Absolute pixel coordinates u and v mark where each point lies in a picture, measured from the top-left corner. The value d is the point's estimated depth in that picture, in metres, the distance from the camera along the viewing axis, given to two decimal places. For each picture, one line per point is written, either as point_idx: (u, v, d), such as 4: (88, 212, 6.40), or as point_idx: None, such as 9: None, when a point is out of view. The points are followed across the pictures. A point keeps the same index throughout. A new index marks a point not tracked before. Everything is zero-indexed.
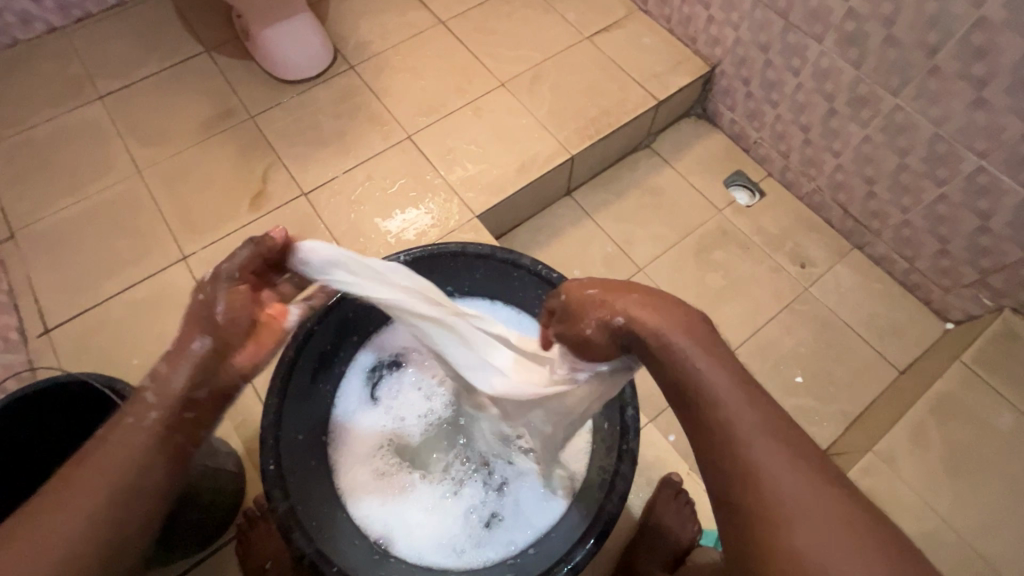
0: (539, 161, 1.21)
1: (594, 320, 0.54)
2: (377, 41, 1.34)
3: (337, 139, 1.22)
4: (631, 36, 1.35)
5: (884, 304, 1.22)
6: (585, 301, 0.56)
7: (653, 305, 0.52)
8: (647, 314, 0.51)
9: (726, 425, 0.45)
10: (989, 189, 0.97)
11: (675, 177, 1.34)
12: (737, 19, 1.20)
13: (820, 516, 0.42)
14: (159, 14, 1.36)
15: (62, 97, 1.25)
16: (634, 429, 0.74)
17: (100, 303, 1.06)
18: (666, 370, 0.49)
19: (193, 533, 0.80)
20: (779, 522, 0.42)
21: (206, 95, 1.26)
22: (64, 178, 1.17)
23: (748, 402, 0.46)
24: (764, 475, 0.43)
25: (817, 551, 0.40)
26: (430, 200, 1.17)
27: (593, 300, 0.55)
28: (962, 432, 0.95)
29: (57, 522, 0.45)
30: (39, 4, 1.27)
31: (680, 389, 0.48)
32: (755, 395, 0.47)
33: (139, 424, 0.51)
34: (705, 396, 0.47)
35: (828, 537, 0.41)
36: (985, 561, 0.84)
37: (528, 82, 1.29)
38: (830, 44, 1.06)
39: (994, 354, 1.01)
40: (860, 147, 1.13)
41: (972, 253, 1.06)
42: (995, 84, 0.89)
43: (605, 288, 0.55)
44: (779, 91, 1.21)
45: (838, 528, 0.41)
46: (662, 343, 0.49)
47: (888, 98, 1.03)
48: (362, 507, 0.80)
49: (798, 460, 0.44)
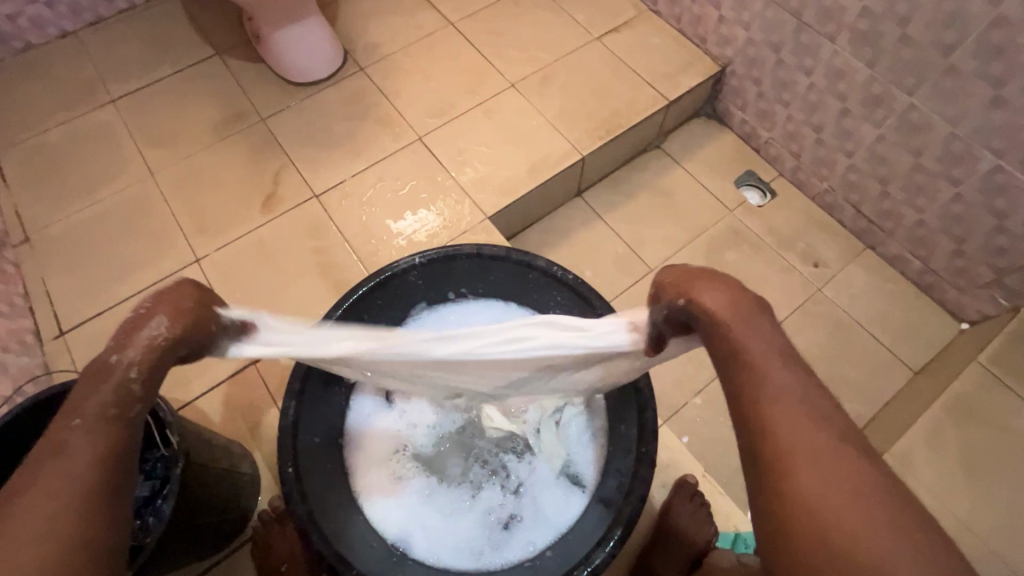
0: (550, 162, 1.21)
1: (664, 305, 0.53)
2: (387, 42, 1.34)
3: (348, 141, 1.23)
4: (641, 36, 1.35)
5: (898, 304, 1.21)
6: (662, 286, 0.53)
7: (718, 287, 0.49)
8: (712, 298, 0.48)
9: (777, 408, 0.43)
10: (1007, 189, 0.97)
11: (685, 177, 1.34)
12: (748, 19, 1.20)
13: (852, 495, 0.40)
14: (170, 17, 1.37)
15: (74, 101, 1.26)
16: (653, 430, 0.74)
17: (113, 306, 1.06)
18: (718, 349, 0.47)
19: (211, 536, 0.80)
20: (827, 511, 0.40)
21: (217, 98, 1.27)
22: (77, 181, 1.17)
23: (788, 377, 0.45)
24: (811, 459, 0.41)
25: (866, 544, 0.38)
26: (441, 202, 1.17)
27: (670, 286, 0.52)
28: (980, 433, 0.94)
29: (22, 521, 0.41)
30: (52, 8, 1.28)
31: (727, 367, 0.47)
32: (807, 381, 0.45)
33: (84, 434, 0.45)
34: (755, 377, 0.45)
35: (880, 532, 0.38)
36: (1005, 563, 0.83)
37: (538, 84, 1.29)
38: (843, 43, 1.06)
39: (1011, 355, 1.00)
40: (874, 147, 1.12)
41: (988, 253, 1.06)
42: (1012, 83, 0.88)
43: (681, 275, 0.52)
44: (791, 91, 1.21)
45: (891, 523, 0.39)
46: (716, 322, 0.47)
47: (903, 98, 1.03)
48: (379, 511, 0.80)
49: (843, 447, 0.42)
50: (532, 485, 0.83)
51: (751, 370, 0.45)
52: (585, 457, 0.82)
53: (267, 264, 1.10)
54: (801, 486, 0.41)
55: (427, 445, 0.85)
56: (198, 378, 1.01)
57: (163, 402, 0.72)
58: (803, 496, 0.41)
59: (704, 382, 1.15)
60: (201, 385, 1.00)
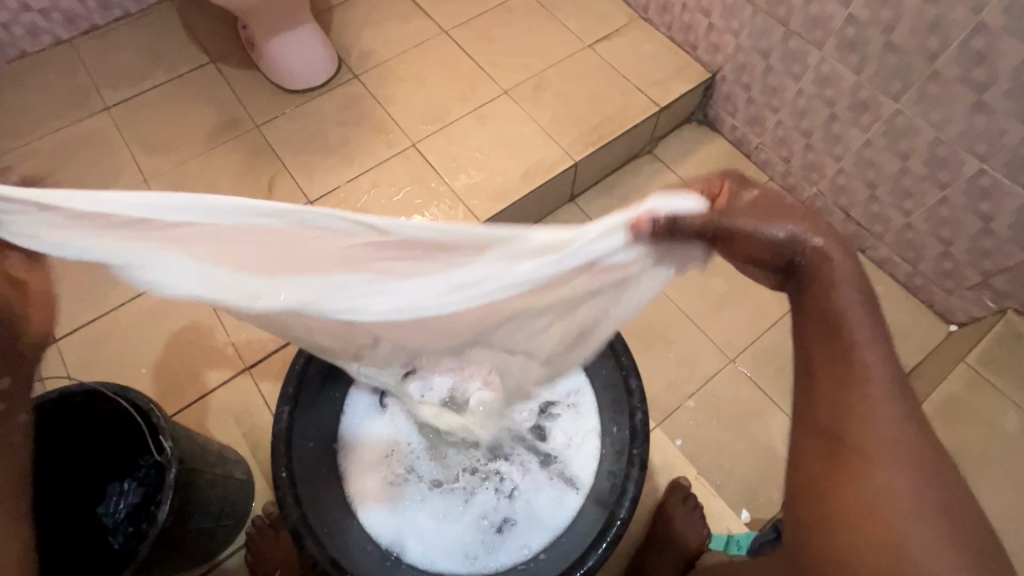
0: (543, 168, 1.22)
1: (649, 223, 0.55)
2: (381, 50, 1.36)
3: (343, 147, 1.23)
4: (632, 43, 1.37)
5: (888, 306, 1.22)
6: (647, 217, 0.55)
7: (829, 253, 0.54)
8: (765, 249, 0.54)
9: (861, 368, 0.52)
10: (991, 192, 0.98)
11: (677, 182, 1.35)
12: (737, 26, 1.21)
13: (925, 510, 0.47)
14: (165, 25, 1.38)
15: (68, 108, 1.26)
16: (644, 433, 0.77)
17: (107, 312, 1.06)
18: (816, 306, 0.54)
19: (205, 542, 0.81)
20: (868, 461, 0.50)
21: (212, 105, 1.27)
22: (71, 189, 1.17)
23: (888, 401, 0.51)
24: (869, 417, 0.51)
25: (894, 497, 0.48)
26: (435, 207, 1.18)
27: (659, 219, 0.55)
28: (969, 433, 0.95)
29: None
30: (46, 17, 1.28)
31: (823, 323, 0.54)
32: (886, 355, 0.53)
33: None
34: (846, 339, 0.53)
35: (910, 489, 0.48)
36: None
37: (530, 90, 1.31)
38: (830, 50, 1.08)
39: (999, 355, 1.01)
40: (862, 152, 1.14)
41: (974, 255, 1.07)
42: (995, 89, 0.90)
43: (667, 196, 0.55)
44: (780, 97, 1.22)
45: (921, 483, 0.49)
46: (825, 282, 0.54)
47: (889, 103, 1.04)
48: (373, 517, 0.79)
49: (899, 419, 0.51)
50: (524, 488, 0.83)
51: (852, 384, 0.52)
52: (579, 459, 0.82)
53: None
54: (861, 438, 0.50)
55: (422, 451, 0.85)
56: (192, 384, 1.01)
57: (158, 408, 0.72)
58: (864, 446, 0.50)
59: (698, 385, 1.16)
60: (195, 391, 1.00)
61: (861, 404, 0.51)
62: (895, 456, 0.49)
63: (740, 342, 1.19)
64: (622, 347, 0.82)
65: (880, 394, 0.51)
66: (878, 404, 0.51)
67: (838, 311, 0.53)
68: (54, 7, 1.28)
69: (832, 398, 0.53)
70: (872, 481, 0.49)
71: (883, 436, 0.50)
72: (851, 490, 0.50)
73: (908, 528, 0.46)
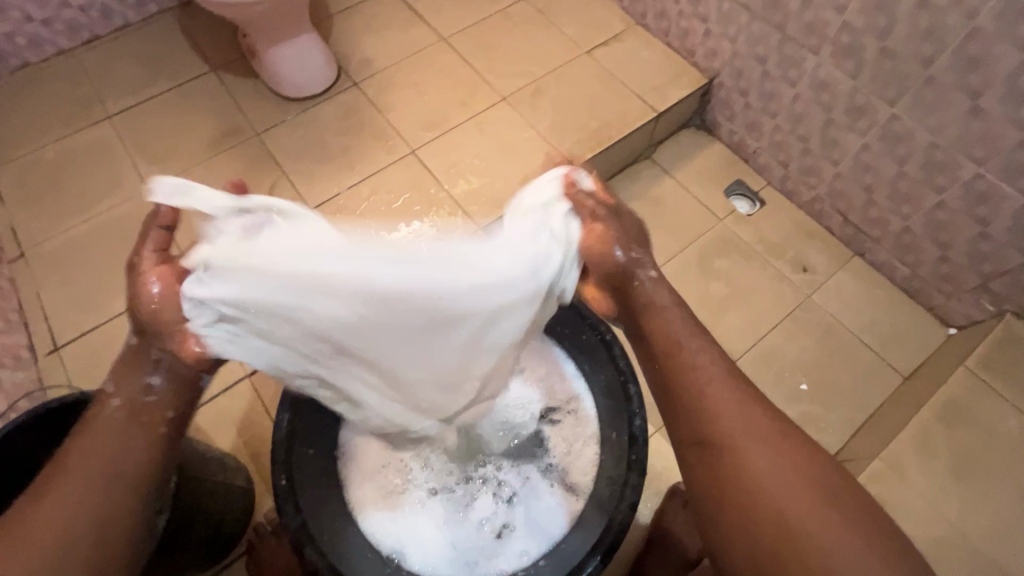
0: (542, 173, 1.23)
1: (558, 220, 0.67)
2: (380, 57, 1.37)
3: (342, 155, 1.24)
4: (630, 49, 1.38)
5: (887, 310, 1.23)
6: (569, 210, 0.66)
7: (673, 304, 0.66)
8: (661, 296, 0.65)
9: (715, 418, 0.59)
10: (988, 196, 0.99)
11: (675, 187, 1.36)
12: (734, 32, 1.22)
13: (791, 473, 0.55)
14: (166, 34, 1.39)
15: (70, 118, 1.27)
16: (643, 438, 0.77)
17: (108, 320, 1.07)
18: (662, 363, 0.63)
19: (204, 550, 0.82)
20: (758, 489, 0.55)
21: (212, 113, 1.28)
22: (73, 197, 1.18)
23: (727, 389, 0.61)
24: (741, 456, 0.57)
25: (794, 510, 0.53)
26: (434, 213, 1.18)
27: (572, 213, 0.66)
28: (968, 436, 0.95)
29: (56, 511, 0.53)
30: (49, 26, 1.30)
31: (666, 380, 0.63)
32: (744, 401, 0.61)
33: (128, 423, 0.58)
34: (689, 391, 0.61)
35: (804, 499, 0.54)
36: (996, 566, 0.84)
37: (529, 97, 1.31)
38: (826, 56, 1.08)
39: (997, 358, 1.01)
40: (859, 156, 1.15)
41: (972, 259, 1.08)
42: (990, 93, 0.91)
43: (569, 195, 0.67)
44: (777, 102, 1.23)
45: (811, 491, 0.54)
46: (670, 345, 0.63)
47: (885, 108, 1.05)
48: (373, 524, 0.79)
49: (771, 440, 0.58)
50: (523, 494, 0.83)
51: (692, 392, 0.61)
52: (578, 464, 0.82)
53: None
54: (749, 472, 0.56)
55: (423, 458, 0.86)
56: None
57: None
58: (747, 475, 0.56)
59: None
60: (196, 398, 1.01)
61: (710, 408, 0.60)
62: (751, 432, 0.58)
63: (739, 347, 1.19)
64: (619, 352, 0.83)
65: (718, 390, 0.61)
66: (718, 403, 0.60)
67: (654, 332, 0.65)
68: (56, 18, 1.29)
69: (690, 409, 0.61)
70: (746, 471, 0.56)
71: (735, 422, 0.59)
72: (732, 484, 0.56)
73: (782, 491, 0.54)
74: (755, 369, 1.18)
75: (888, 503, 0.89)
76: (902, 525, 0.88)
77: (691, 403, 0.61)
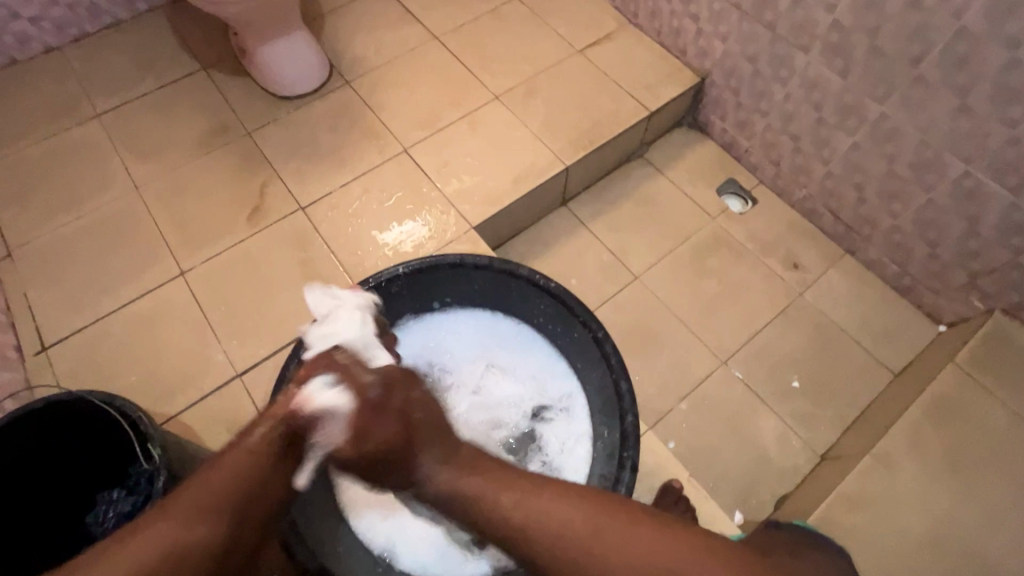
0: (534, 172, 1.23)
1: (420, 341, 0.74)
2: (372, 56, 1.36)
3: (334, 153, 1.24)
4: (622, 48, 1.38)
5: (877, 307, 1.23)
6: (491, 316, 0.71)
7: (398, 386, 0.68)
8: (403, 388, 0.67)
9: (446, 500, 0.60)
10: (976, 194, 1.00)
11: (668, 186, 1.36)
12: (725, 31, 1.23)
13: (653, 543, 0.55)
14: (156, 32, 1.38)
15: (58, 116, 1.26)
16: (635, 437, 0.76)
17: (97, 320, 1.06)
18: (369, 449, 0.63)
19: None
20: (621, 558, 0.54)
21: (203, 111, 1.27)
22: (61, 197, 1.17)
23: (533, 495, 0.59)
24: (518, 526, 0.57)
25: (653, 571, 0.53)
26: (426, 212, 1.18)
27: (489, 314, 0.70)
28: (957, 432, 0.96)
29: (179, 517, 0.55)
30: (36, 24, 1.28)
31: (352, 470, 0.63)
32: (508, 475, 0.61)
33: (258, 457, 0.60)
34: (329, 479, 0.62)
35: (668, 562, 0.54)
36: (984, 561, 0.84)
37: (521, 96, 1.31)
38: (816, 55, 1.09)
39: (986, 355, 1.02)
40: (849, 154, 1.15)
41: (961, 257, 1.09)
42: (977, 92, 0.91)
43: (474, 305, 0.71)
44: (768, 101, 1.23)
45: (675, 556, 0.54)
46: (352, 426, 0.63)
47: (874, 107, 1.06)
48: (365, 522, 0.80)
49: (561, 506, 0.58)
50: None
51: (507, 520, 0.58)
52: (571, 463, 0.83)
53: (253, 276, 1.11)
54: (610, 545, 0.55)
55: None
56: (183, 392, 1.00)
57: (145, 416, 0.77)
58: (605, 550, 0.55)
59: (690, 387, 1.16)
60: (186, 398, 1.00)
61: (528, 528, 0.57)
62: (578, 522, 0.56)
63: (732, 345, 1.20)
64: (612, 350, 0.81)
65: (508, 502, 0.59)
66: (545, 521, 0.57)
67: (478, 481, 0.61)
68: (43, 15, 1.28)
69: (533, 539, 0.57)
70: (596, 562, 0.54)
71: (566, 532, 0.56)
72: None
73: (637, 562, 0.54)
74: (747, 367, 1.18)
75: (879, 499, 0.90)
76: (893, 521, 0.88)
77: (518, 536, 0.57)
